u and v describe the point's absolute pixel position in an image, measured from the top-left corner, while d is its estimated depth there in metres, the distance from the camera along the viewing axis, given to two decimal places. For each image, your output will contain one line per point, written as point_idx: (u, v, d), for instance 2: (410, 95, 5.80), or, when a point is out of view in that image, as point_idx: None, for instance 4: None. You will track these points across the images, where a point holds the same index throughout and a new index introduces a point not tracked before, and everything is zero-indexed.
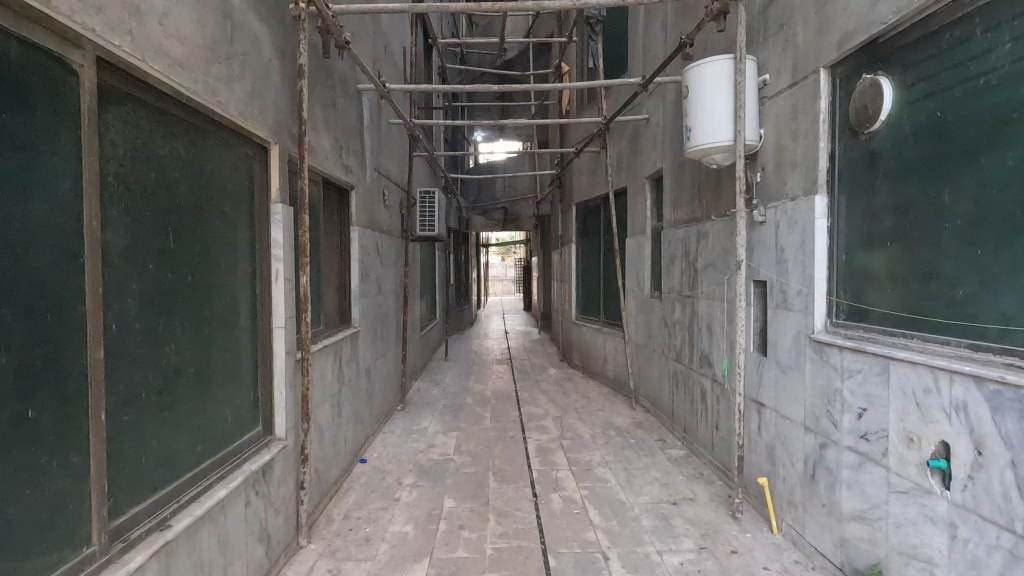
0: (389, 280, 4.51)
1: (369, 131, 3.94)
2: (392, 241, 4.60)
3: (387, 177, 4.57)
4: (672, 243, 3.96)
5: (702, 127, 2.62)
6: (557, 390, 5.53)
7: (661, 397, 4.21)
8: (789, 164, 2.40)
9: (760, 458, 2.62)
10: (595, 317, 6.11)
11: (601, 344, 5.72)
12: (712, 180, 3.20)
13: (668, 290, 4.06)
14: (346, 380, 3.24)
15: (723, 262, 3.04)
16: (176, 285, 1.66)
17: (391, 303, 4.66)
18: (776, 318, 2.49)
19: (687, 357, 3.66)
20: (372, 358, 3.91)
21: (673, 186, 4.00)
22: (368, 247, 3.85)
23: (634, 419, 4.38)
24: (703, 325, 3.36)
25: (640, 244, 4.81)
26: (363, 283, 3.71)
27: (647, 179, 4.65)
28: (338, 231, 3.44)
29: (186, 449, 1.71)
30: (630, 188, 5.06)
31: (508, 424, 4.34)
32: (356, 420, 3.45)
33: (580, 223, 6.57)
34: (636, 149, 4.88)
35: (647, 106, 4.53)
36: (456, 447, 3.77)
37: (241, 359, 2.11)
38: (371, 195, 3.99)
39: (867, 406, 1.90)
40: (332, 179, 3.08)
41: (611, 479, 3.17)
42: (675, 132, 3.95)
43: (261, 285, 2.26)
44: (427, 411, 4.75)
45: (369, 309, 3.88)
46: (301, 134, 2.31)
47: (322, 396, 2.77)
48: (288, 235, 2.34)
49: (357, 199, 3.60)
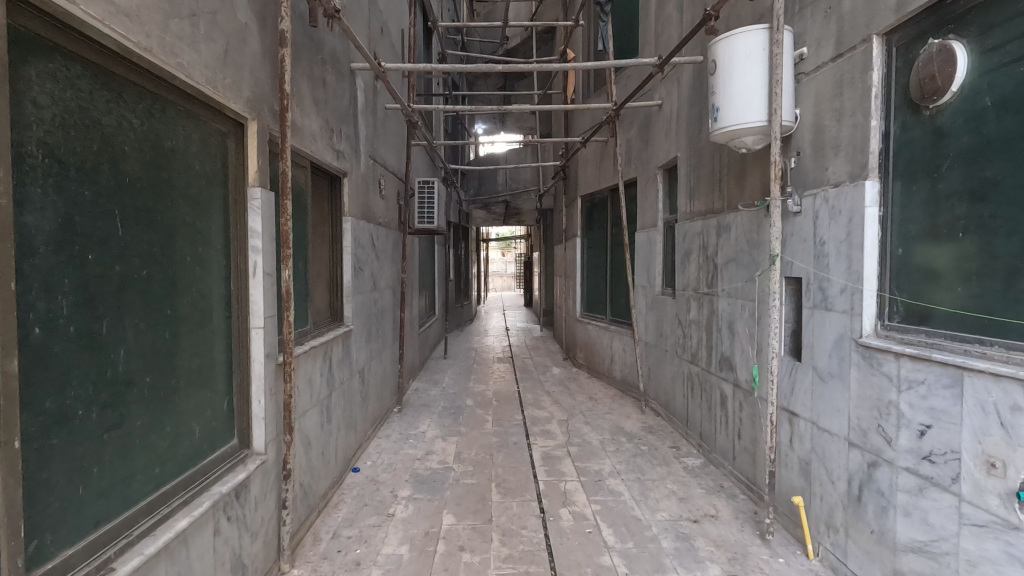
0: (385, 276, 4.26)
1: (364, 114, 3.68)
2: (388, 233, 4.34)
3: (384, 166, 4.31)
4: (687, 237, 3.70)
5: (731, 107, 2.36)
6: (562, 391, 5.28)
7: (674, 400, 3.96)
8: (831, 147, 2.14)
9: (793, 474, 2.38)
10: (601, 314, 5.85)
11: (608, 342, 5.47)
12: (736, 167, 2.94)
13: (682, 287, 3.81)
14: (337, 383, 2.99)
15: (749, 256, 2.79)
16: (128, 280, 1.41)
17: (388, 300, 4.40)
18: (813, 319, 2.24)
19: (705, 360, 3.41)
20: (366, 359, 3.66)
21: (688, 175, 3.75)
22: (363, 240, 3.60)
23: (644, 424, 4.13)
24: (724, 326, 3.11)
25: (651, 238, 4.55)
26: (356, 278, 3.45)
27: (659, 169, 4.39)
28: (329, 222, 3.18)
29: (141, 472, 1.46)
30: (640, 180, 4.81)
31: (510, 428, 4.09)
32: (348, 426, 3.20)
33: (586, 217, 6.31)
34: (647, 138, 4.62)
35: (661, 91, 4.28)
36: (456, 454, 3.52)
37: (212, 364, 1.85)
38: (365, 184, 3.74)
39: (931, 423, 1.65)
40: (321, 164, 2.82)
41: (624, 492, 2.92)
42: (692, 118, 3.69)
43: (238, 280, 2.00)
44: (424, 413, 4.50)
45: (363, 307, 3.63)
46: (283, 109, 2.04)
47: (308, 403, 2.52)
48: (268, 224, 2.08)
49: (351, 187, 3.34)
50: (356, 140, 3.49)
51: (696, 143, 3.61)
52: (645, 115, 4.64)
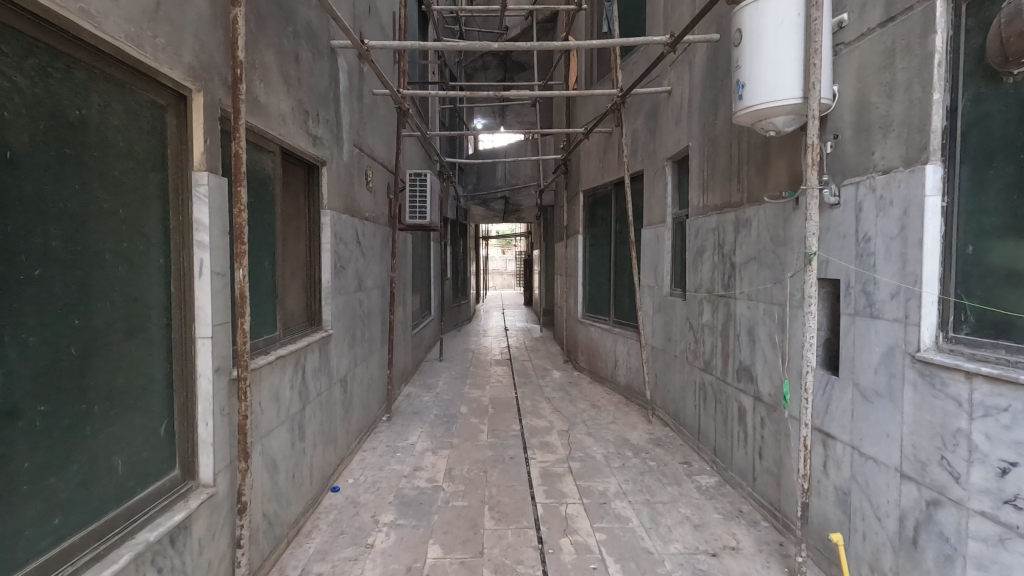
0: (372, 275, 3.95)
1: (348, 98, 3.38)
2: (375, 229, 4.04)
3: (371, 156, 4.01)
4: (700, 234, 3.39)
5: (760, 82, 2.04)
6: (563, 397, 4.97)
7: (684, 410, 3.66)
8: (878, 126, 1.83)
9: (829, 506, 2.07)
10: (604, 316, 5.55)
11: (611, 346, 5.16)
12: (760, 155, 2.64)
13: (694, 288, 3.50)
14: (313, 395, 2.68)
15: (775, 255, 2.49)
16: (10, 284, 1.11)
17: (376, 301, 4.09)
18: (857, 328, 1.93)
19: (720, 369, 3.11)
20: (349, 366, 3.36)
21: (701, 166, 3.44)
22: (346, 235, 3.30)
23: (651, 436, 3.83)
24: (744, 333, 2.80)
25: (659, 235, 4.25)
26: (337, 278, 3.14)
27: (668, 160, 4.09)
28: (305, 215, 2.88)
29: (32, 525, 1.16)
30: (647, 173, 4.50)
31: (507, 439, 3.79)
32: (327, 441, 2.90)
33: (588, 213, 6.01)
34: (655, 128, 4.32)
35: (671, 76, 3.98)
36: (447, 470, 3.22)
37: (146, 382, 1.55)
38: (350, 175, 3.44)
39: (1017, 459, 1.35)
40: (294, 149, 2.52)
41: (632, 518, 2.61)
42: (706, 104, 3.38)
43: (180, 282, 1.69)
44: (415, 423, 4.19)
45: (346, 309, 3.33)
46: (236, 79, 1.73)
47: (275, 420, 2.22)
48: (219, 215, 1.77)
49: (331, 177, 3.04)
50: (338, 126, 3.18)
51: (710, 130, 3.30)
52: (653, 103, 4.33)
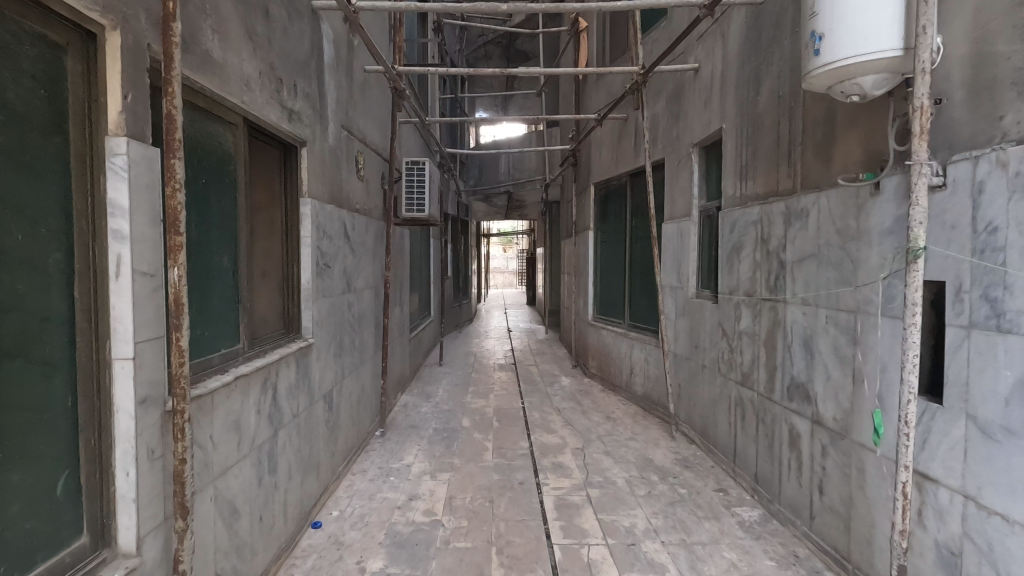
0: (364, 275, 3.52)
1: (334, 72, 2.96)
2: (367, 223, 3.62)
3: (363, 141, 3.58)
4: (737, 228, 2.97)
5: (845, 31, 1.61)
6: (574, 407, 4.54)
7: (718, 428, 3.24)
8: (1009, 82, 1.41)
9: (927, 566, 1.65)
10: (618, 318, 5.12)
11: (627, 351, 4.73)
12: (823, 132, 2.21)
13: (729, 290, 3.08)
14: (288, 418, 2.26)
15: (845, 251, 2.06)
16: None
17: (369, 303, 3.66)
18: (975, 346, 1.50)
19: (763, 384, 2.68)
20: (336, 379, 2.94)
21: (737, 151, 3.02)
22: (331, 229, 2.87)
23: (677, 456, 3.40)
24: (798, 343, 2.38)
25: (684, 230, 3.82)
26: (320, 278, 2.72)
27: (695, 146, 3.67)
28: (281, 205, 2.45)
29: None
30: (669, 162, 4.08)
31: (515, 460, 3.36)
32: (306, 469, 2.47)
33: (600, 207, 5.58)
34: (679, 112, 3.90)
35: (699, 51, 3.56)
36: (447, 500, 2.79)
37: (30, 423, 1.12)
38: (337, 160, 3.01)
39: None
40: (262, 123, 2.09)
41: (669, 567, 2.18)
42: (744, 80, 2.96)
43: (87, 284, 1.26)
44: (411, 439, 3.76)
45: (332, 313, 2.90)
46: (168, 14, 1.29)
47: (233, 455, 1.79)
48: (145, 197, 1.33)
49: (313, 161, 2.62)
50: (322, 104, 2.75)
51: (750, 109, 2.87)
52: (677, 84, 3.91)
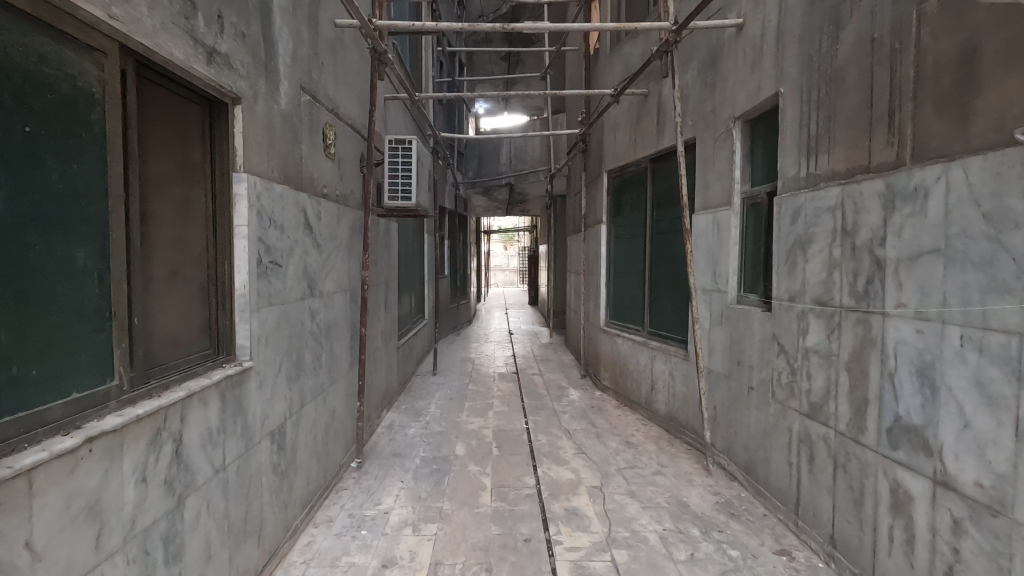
0: (333, 276, 2.89)
1: (290, 16, 2.33)
2: (339, 212, 2.98)
3: (335, 111, 2.95)
4: (804, 218, 2.34)
5: None
6: (586, 428, 3.91)
7: (772, 468, 2.60)
8: None
9: None
10: (635, 325, 4.49)
11: (648, 364, 4.10)
12: (959, 80, 1.58)
13: (790, 295, 2.44)
14: (206, 476, 1.62)
15: (1004, 248, 1.43)
16: None
17: (340, 309, 3.03)
18: None
19: (847, 421, 2.05)
20: (291, 410, 2.30)
21: (802, 119, 2.39)
22: (285, 216, 2.24)
23: (718, 499, 2.77)
24: (909, 373, 1.74)
25: (721, 222, 3.19)
26: (268, 280, 2.09)
27: (738, 120, 3.04)
28: (205, 182, 1.82)
29: None
30: (703, 141, 3.44)
31: (519, 503, 2.73)
32: (240, 539, 1.84)
33: (613, 197, 4.94)
34: (716, 80, 3.26)
35: (744, 3, 2.93)
36: (432, 568, 2.15)
37: None
38: (295, 130, 2.38)
39: None
40: (159, 59, 1.46)
41: None
42: (811, 28, 2.32)
43: None
44: (393, 472, 3.13)
45: (287, 325, 2.28)
46: None
47: (88, 561, 1.15)
48: None
49: (254, 126, 1.99)
50: (269, 52, 2.12)
51: (822, 64, 2.24)
52: (712, 47, 3.27)
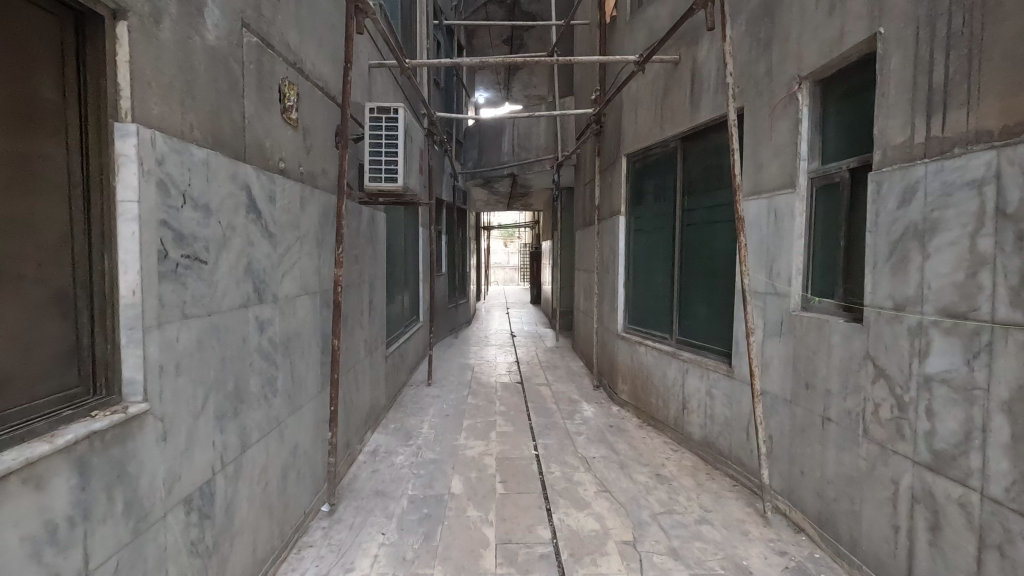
0: (294, 276, 2.28)
1: None
2: (305, 196, 2.37)
3: (299, 66, 2.33)
4: (925, 200, 1.72)
5: None
6: (607, 456, 3.30)
7: (864, 527, 2.00)
8: None
9: None
10: (662, 332, 3.88)
11: (679, 379, 3.49)
12: None
13: (898, 304, 1.83)
14: None
15: None
16: None
17: (306, 318, 2.41)
18: None
19: (1006, 485, 1.45)
20: (225, 461, 1.69)
21: (917, 66, 1.77)
22: (214, 195, 1.62)
23: (788, 563, 2.16)
24: None
25: (781, 210, 2.57)
26: (184, 282, 1.47)
27: (807, 78, 2.42)
28: (65, 133, 1.19)
29: None
30: (751, 111, 2.82)
31: (533, 567, 2.13)
32: None
33: (634, 184, 4.32)
34: (771, 33, 2.64)
35: None
36: None
37: None
38: (233, 79, 1.76)
39: None
40: None
41: None
42: None
43: None
44: (375, 519, 2.52)
45: (218, 344, 1.66)
46: None
47: None
48: None
49: (156, 58, 1.37)
50: None
51: None
52: None
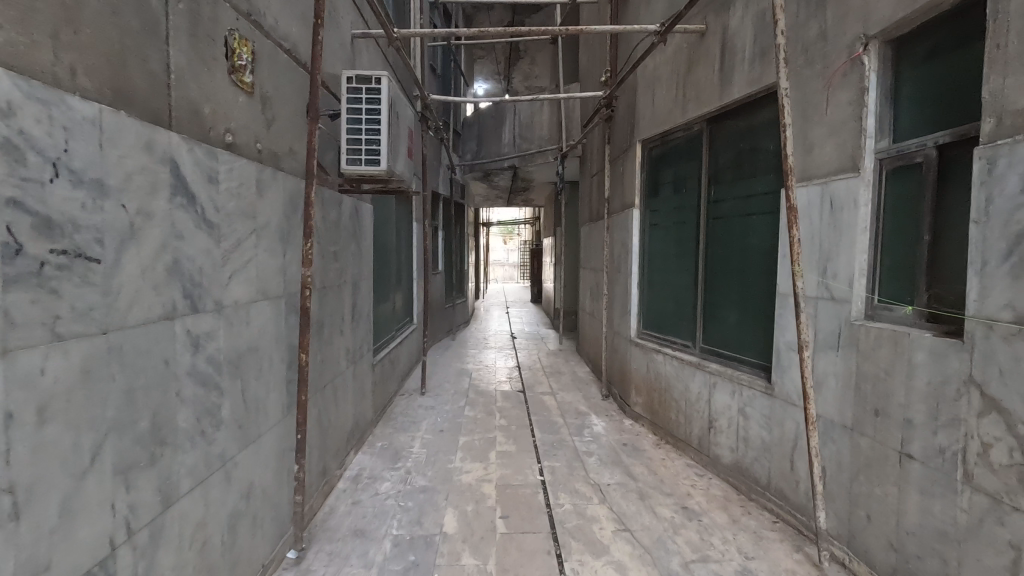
0: (249, 278, 1.84)
1: None
2: (263, 180, 1.94)
3: (255, 19, 1.89)
4: None
5: None
6: (623, 483, 2.87)
7: None
8: None
9: None
10: (683, 340, 3.45)
11: (704, 394, 3.06)
12: None
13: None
14: None
15: None
16: None
17: (266, 328, 1.98)
18: None
19: None
20: (135, 528, 1.26)
21: None
22: (113, 170, 1.19)
23: None
24: None
25: (838, 198, 2.14)
26: (54, 290, 1.03)
27: (876, 37, 1.99)
28: None
29: None
30: (798, 82, 2.38)
31: None
32: None
33: (650, 173, 3.89)
34: None
35: None
36: None
37: None
38: (149, 17, 1.33)
39: None
40: None
41: None
42: None
43: None
44: (351, 568, 2.10)
45: (123, 372, 1.23)
46: None
47: None
48: None
49: None
50: None
51: None
52: None
